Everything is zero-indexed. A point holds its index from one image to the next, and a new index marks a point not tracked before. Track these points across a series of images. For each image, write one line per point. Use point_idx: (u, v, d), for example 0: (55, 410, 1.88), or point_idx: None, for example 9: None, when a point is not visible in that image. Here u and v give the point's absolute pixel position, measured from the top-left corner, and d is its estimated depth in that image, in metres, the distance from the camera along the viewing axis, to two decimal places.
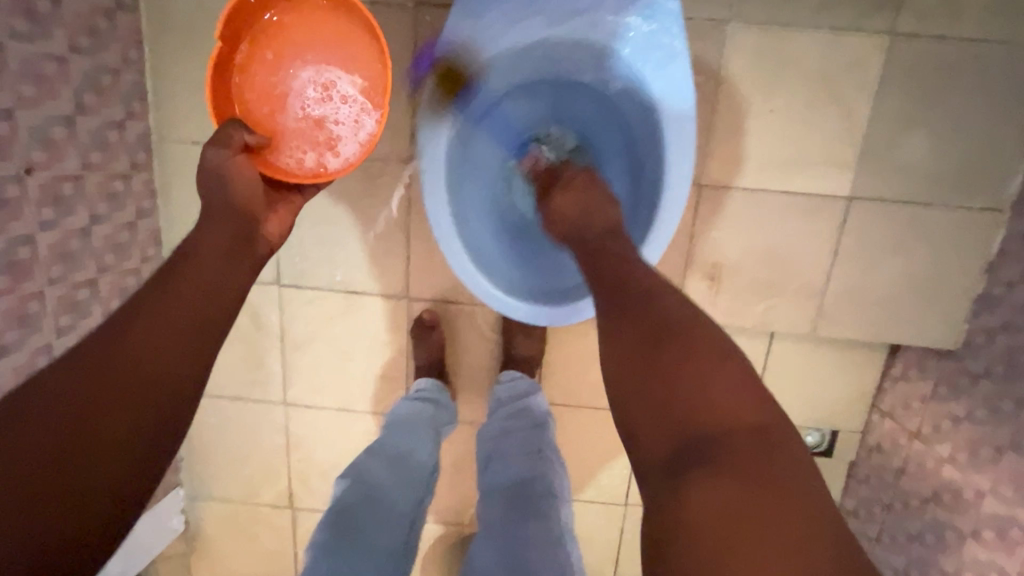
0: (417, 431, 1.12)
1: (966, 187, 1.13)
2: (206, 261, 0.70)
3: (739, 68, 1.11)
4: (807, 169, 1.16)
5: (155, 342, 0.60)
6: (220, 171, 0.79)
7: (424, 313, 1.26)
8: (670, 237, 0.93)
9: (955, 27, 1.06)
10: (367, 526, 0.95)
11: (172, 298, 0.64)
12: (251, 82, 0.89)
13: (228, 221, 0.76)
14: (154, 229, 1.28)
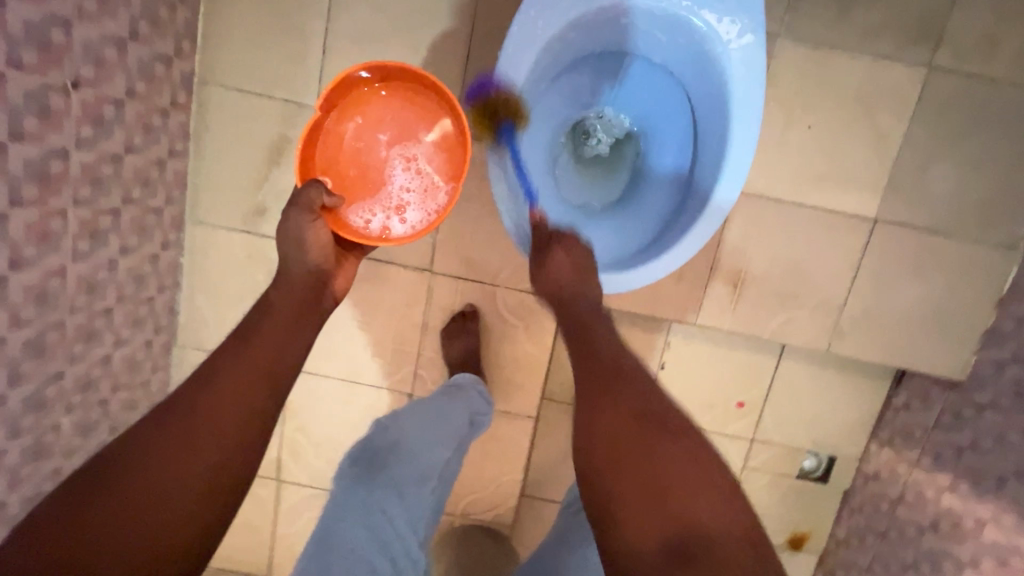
0: (451, 405, 1.07)
1: (993, 227, 1.09)
2: (273, 336, 0.66)
3: (784, 79, 1.06)
4: (838, 186, 1.09)
5: (195, 442, 0.56)
6: (297, 233, 0.78)
7: (465, 308, 1.20)
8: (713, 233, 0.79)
9: (989, 67, 1.03)
10: (389, 466, 0.97)
11: (221, 385, 0.60)
12: (334, 146, 0.87)
13: (300, 279, 0.76)
14: (182, 172, 1.15)
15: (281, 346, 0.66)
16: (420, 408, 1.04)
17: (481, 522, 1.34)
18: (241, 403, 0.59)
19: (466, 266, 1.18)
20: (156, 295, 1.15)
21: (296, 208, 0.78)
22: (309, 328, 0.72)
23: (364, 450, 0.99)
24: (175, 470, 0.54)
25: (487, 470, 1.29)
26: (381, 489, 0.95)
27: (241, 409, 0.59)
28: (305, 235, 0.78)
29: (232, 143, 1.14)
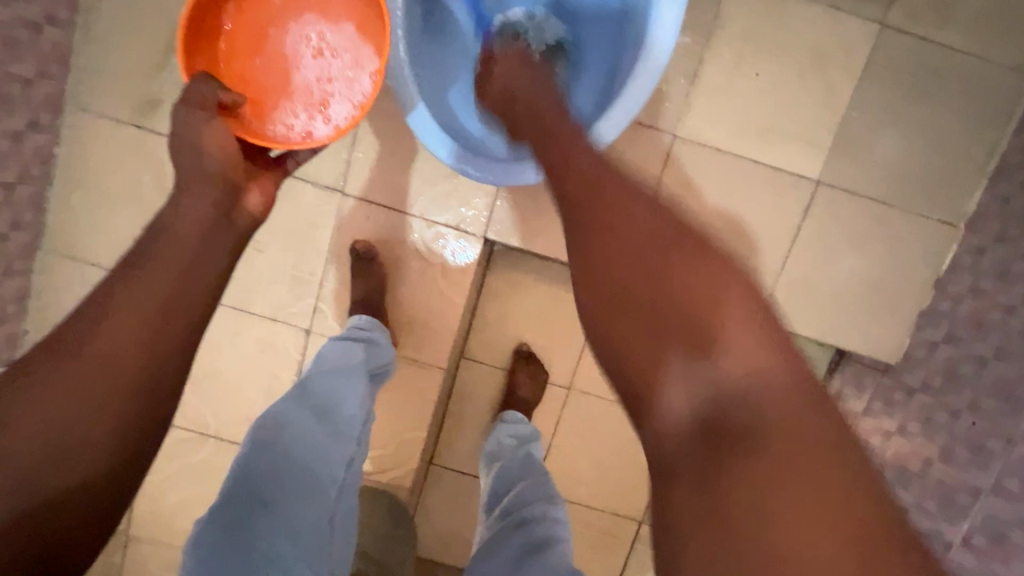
0: (352, 373, 0.92)
1: (935, 201, 1.04)
2: (179, 261, 0.52)
3: (734, 21, 1.00)
4: (782, 142, 1.03)
5: (91, 390, 0.45)
6: (191, 136, 0.62)
7: (358, 245, 1.08)
8: (619, 131, 0.72)
9: (942, 31, 0.99)
10: (274, 503, 0.75)
11: (121, 319, 0.47)
12: (242, 51, 0.75)
13: (201, 192, 0.59)
14: (64, 48, 1.00)
15: (191, 267, 0.53)
16: (308, 400, 0.85)
17: (376, 486, 1.18)
18: (146, 340, 0.48)
19: (383, 191, 1.07)
20: (17, 183, 0.99)
21: (186, 106, 0.64)
22: (223, 249, 0.57)
23: (240, 479, 0.75)
24: (67, 426, 0.44)
25: (388, 425, 1.16)
26: (267, 532, 0.73)
27: (145, 344, 0.48)
28: (200, 137, 0.62)
29: (128, 23, 1.01)
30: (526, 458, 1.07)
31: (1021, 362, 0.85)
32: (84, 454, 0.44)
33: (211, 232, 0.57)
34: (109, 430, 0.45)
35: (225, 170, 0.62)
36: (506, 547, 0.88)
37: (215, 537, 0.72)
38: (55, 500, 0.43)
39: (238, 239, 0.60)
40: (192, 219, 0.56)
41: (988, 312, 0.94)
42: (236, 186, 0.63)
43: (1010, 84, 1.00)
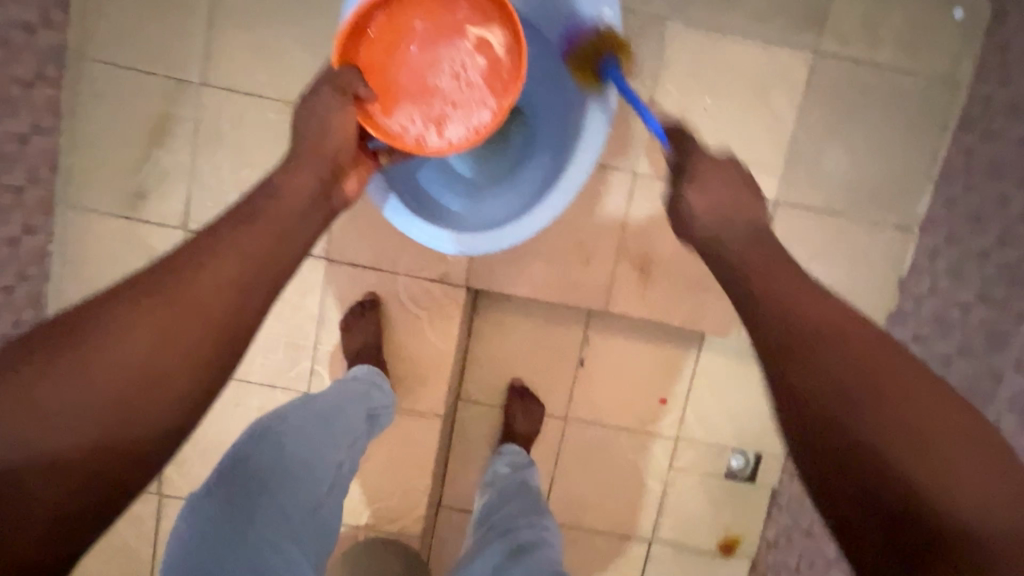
0: (351, 404, 0.98)
1: (888, 208, 1.10)
2: (275, 222, 0.56)
3: (680, 62, 1.06)
4: (738, 167, 1.09)
5: (184, 319, 0.47)
6: (322, 115, 0.68)
7: (364, 298, 1.14)
8: (572, 195, 0.77)
9: (872, 52, 1.06)
10: (269, 486, 0.78)
11: (221, 260, 0.50)
12: (382, 43, 0.74)
13: (313, 166, 0.65)
14: (51, 151, 1.05)
15: (286, 232, 0.57)
16: (311, 407, 0.90)
17: (386, 537, 1.21)
18: (239, 285, 0.50)
19: (366, 253, 1.13)
20: (16, 283, 1.04)
21: (326, 89, 0.69)
22: (308, 227, 0.60)
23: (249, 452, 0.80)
24: (156, 351, 0.45)
25: (393, 476, 1.19)
26: (261, 515, 0.76)
27: (237, 289, 0.50)
28: (329, 120, 0.68)
29: (109, 121, 1.07)
30: (521, 483, 1.11)
31: (981, 358, 0.90)
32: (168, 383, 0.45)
33: (308, 203, 0.62)
34: (193, 363, 0.46)
35: (338, 152, 0.68)
36: (493, 548, 0.92)
37: (221, 509, 0.75)
38: (135, 423, 0.44)
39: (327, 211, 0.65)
40: (299, 190, 0.61)
41: (948, 312, 0.99)
42: (342, 168, 0.69)
43: (943, 93, 1.07)
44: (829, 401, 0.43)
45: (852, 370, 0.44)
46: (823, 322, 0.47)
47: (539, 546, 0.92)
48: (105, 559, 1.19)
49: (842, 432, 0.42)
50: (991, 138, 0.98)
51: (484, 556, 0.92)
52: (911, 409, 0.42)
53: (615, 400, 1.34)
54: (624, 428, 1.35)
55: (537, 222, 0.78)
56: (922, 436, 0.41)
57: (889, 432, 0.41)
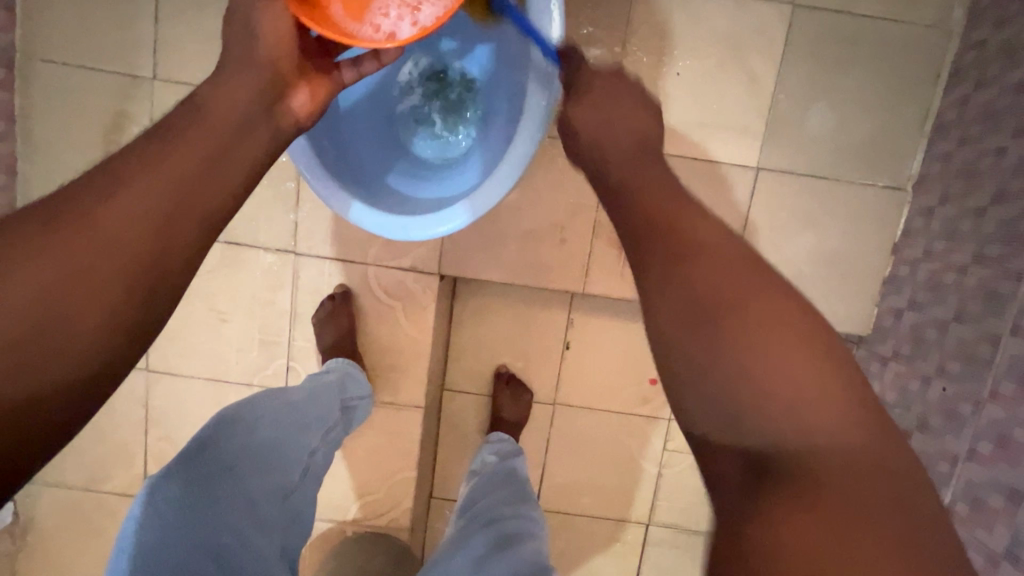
0: (326, 395, 0.97)
1: (878, 168, 1.04)
2: (210, 142, 0.48)
3: (648, 25, 1.00)
4: (716, 133, 1.03)
5: (96, 257, 0.40)
6: (246, 19, 0.58)
7: (336, 290, 1.11)
8: (519, 173, 0.73)
9: (854, 0, 0.99)
10: (235, 473, 0.75)
11: (137, 190, 0.42)
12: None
13: (249, 78, 0.55)
14: (7, 156, 1.03)
15: (218, 158, 0.48)
16: (283, 396, 0.90)
17: (374, 531, 1.19)
18: (160, 218, 0.43)
19: (335, 244, 1.09)
20: None
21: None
22: (256, 146, 0.53)
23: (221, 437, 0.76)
24: (60, 294, 0.38)
25: (378, 470, 1.17)
26: (225, 501, 0.73)
27: (158, 222, 0.43)
28: (256, 21, 0.58)
29: (64, 123, 1.04)
30: (509, 470, 1.09)
31: (978, 323, 0.85)
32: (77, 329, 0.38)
33: (250, 122, 0.53)
34: (108, 306, 0.40)
35: (277, 61, 0.58)
36: (477, 540, 0.89)
37: (173, 500, 0.69)
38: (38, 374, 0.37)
39: (274, 136, 0.56)
40: (231, 106, 0.52)
41: (944, 275, 0.94)
42: (286, 81, 0.59)
43: (933, 41, 1.00)
44: (713, 395, 0.39)
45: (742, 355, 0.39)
46: (728, 301, 0.41)
47: (529, 537, 0.90)
48: (98, 564, 1.20)
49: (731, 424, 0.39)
50: (985, 86, 0.91)
51: (466, 547, 0.88)
52: (798, 390, 0.38)
53: (604, 382, 1.30)
54: (615, 410, 1.32)
55: (485, 202, 0.75)
56: (793, 412, 0.37)
57: (770, 423, 0.38)
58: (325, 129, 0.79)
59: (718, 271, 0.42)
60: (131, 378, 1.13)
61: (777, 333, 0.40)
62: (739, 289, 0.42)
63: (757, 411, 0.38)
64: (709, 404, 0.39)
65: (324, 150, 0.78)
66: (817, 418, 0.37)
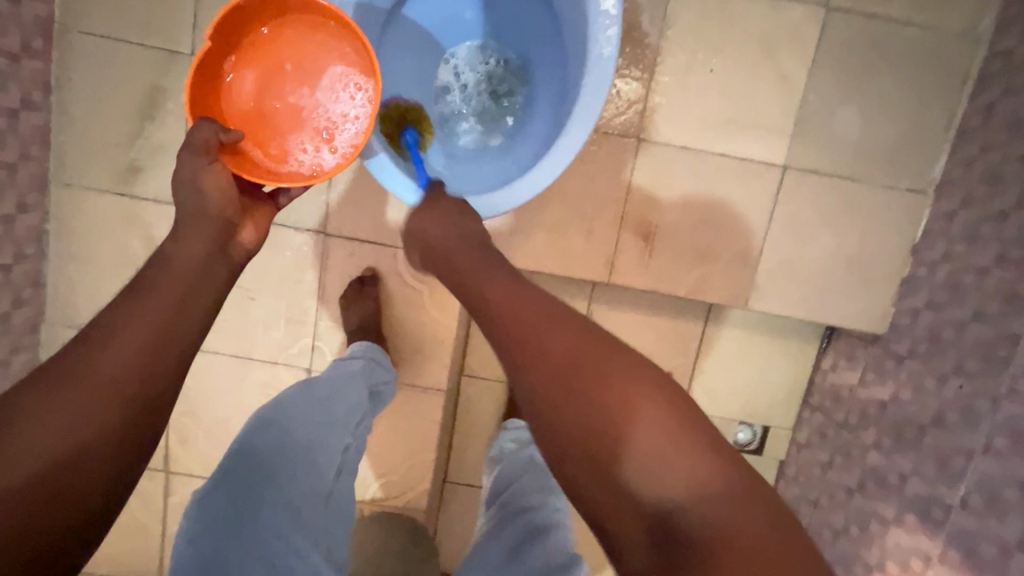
0: (350, 385, 0.98)
1: (902, 171, 1.06)
2: (179, 283, 0.55)
3: (682, 21, 1.02)
4: (745, 131, 1.05)
5: (92, 406, 0.45)
6: (191, 182, 0.65)
7: (363, 272, 1.12)
8: (573, 156, 0.73)
9: (886, 5, 1.01)
10: (275, 478, 0.77)
11: (122, 340, 0.48)
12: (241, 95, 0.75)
13: (203, 225, 0.63)
14: (42, 126, 1.03)
15: (187, 300, 0.55)
16: (311, 390, 0.92)
17: (390, 511, 1.21)
18: (144, 362, 0.49)
19: (364, 226, 1.11)
20: (14, 263, 1.03)
21: (187, 151, 0.66)
22: (219, 277, 0.61)
23: (236, 463, 0.78)
24: (68, 441, 0.43)
25: (398, 451, 1.19)
26: (267, 509, 0.75)
27: (141, 367, 0.48)
28: (200, 182, 0.65)
29: (100, 96, 1.05)
30: (528, 458, 1.10)
31: (997, 322, 0.88)
32: (82, 468, 0.44)
33: (208, 259, 0.61)
34: (105, 445, 0.45)
35: (224, 207, 0.66)
36: (508, 532, 0.92)
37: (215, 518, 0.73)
38: (49, 510, 0.42)
39: (231, 270, 0.64)
40: (192, 248, 0.59)
41: (963, 276, 0.96)
42: (233, 222, 0.67)
43: (961, 48, 1.02)
44: (576, 447, 0.43)
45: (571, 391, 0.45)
46: (578, 367, 0.46)
47: (558, 528, 0.90)
48: (115, 536, 1.21)
49: (584, 461, 0.42)
50: (1012, 94, 0.94)
51: (498, 542, 0.91)
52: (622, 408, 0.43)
53: None
54: None
55: (534, 186, 0.75)
56: (628, 438, 0.42)
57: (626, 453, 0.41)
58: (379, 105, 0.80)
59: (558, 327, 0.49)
60: None
61: (624, 395, 0.44)
62: (588, 357, 0.46)
63: (616, 465, 0.41)
64: (572, 466, 0.43)
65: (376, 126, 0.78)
66: (662, 457, 0.41)
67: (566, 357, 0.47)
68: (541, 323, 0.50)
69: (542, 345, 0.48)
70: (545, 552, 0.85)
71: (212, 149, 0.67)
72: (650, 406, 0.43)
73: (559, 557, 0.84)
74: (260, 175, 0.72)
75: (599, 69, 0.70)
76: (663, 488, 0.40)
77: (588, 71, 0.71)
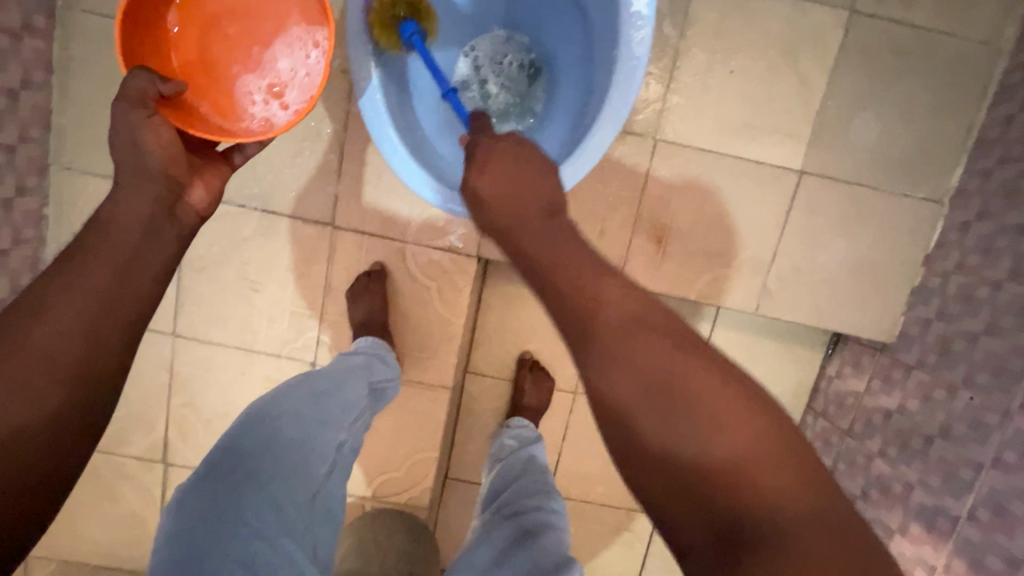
0: (348, 381, 0.96)
1: (918, 180, 1.05)
2: (120, 251, 0.55)
3: (704, 21, 1.01)
4: (762, 134, 1.04)
5: (44, 374, 0.47)
6: (131, 135, 0.64)
7: (366, 267, 1.10)
8: (598, 157, 0.72)
9: (910, 11, 1.00)
10: (259, 476, 0.76)
11: (59, 315, 0.49)
12: (189, 50, 0.75)
13: (144, 188, 0.62)
14: (43, 108, 1.00)
15: (127, 269, 0.55)
16: (307, 387, 0.91)
17: (392, 508, 1.20)
18: (87, 329, 0.50)
19: (373, 220, 1.08)
20: (12, 248, 1.00)
21: (122, 103, 0.64)
22: (165, 240, 0.61)
23: (219, 463, 0.77)
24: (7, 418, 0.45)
25: (401, 448, 1.18)
26: (249, 512, 0.73)
27: (82, 340, 0.49)
28: (139, 136, 0.64)
29: (104, 78, 1.02)
30: (529, 459, 1.09)
31: (1011, 336, 0.88)
32: (20, 443, 0.45)
33: (151, 221, 0.61)
34: (47, 419, 0.46)
35: (168, 170, 0.65)
36: (501, 532, 0.90)
37: (190, 520, 0.72)
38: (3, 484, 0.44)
39: (181, 234, 0.64)
40: (131, 213, 0.59)
41: (976, 288, 0.96)
42: (179, 181, 0.66)
43: (983, 58, 1.01)
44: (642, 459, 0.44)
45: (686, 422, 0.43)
46: (644, 360, 0.46)
47: (550, 533, 0.89)
48: (111, 527, 1.19)
49: (717, 531, 0.40)
50: None
51: (493, 541, 0.89)
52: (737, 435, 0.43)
53: None
54: None
55: None
56: (706, 447, 0.42)
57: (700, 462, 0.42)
58: (402, 103, 0.78)
59: (678, 372, 0.45)
60: (156, 343, 1.11)
61: (695, 389, 0.44)
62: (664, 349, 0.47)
63: (689, 468, 0.42)
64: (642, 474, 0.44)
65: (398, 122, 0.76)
66: (745, 464, 0.41)
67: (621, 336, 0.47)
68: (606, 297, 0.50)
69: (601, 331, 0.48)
70: (536, 556, 0.84)
71: (150, 102, 0.66)
72: (727, 411, 0.43)
73: (549, 563, 0.83)
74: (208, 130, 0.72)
75: (628, 68, 0.69)
76: (778, 521, 0.39)
77: (616, 72, 0.69)
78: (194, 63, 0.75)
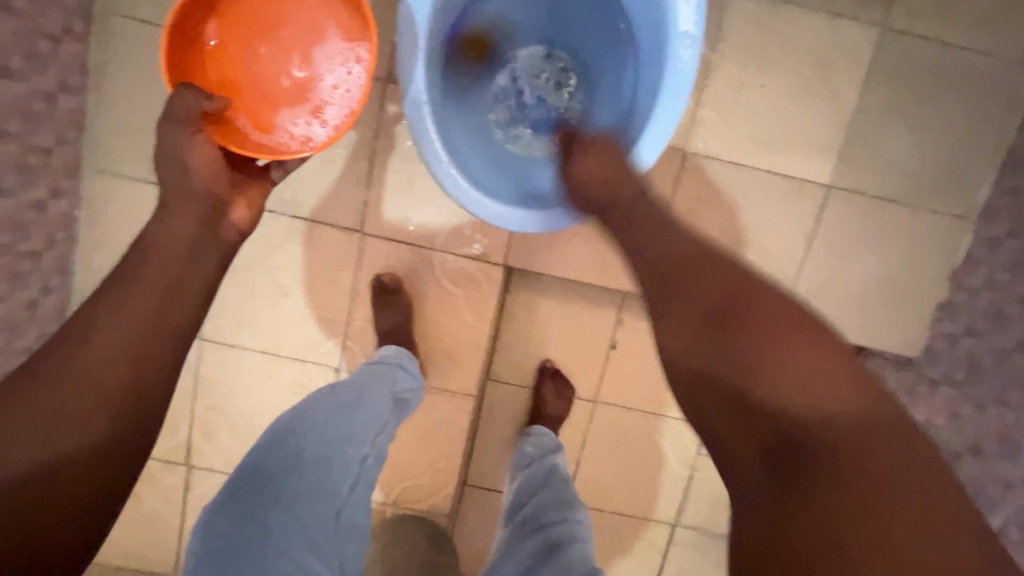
0: (374, 390, 0.96)
1: (947, 196, 1.05)
2: (162, 274, 0.56)
3: (737, 34, 1.01)
4: (791, 147, 1.04)
5: (92, 394, 0.48)
6: (177, 156, 0.65)
7: (386, 275, 1.10)
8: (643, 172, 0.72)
9: (942, 29, 1.00)
10: (281, 496, 0.78)
11: (110, 337, 0.51)
12: (229, 63, 0.76)
13: (188, 209, 0.63)
14: (77, 111, 1.01)
15: (173, 291, 0.56)
16: (333, 397, 0.90)
17: (414, 514, 1.20)
18: (134, 353, 0.51)
19: (401, 228, 1.09)
20: (44, 249, 1.00)
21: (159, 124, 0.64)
22: (207, 260, 0.62)
23: (247, 479, 0.79)
24: (52, 441, 0.46)
25: (424, 454, 1.18)
26: (273, 527, 0.77)
27: (131, 362, 0.51)
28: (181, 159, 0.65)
29: (138, 82, 1.02)
30: (550, 469, 1.09)
31: None
32: (67, 469, 0.46)
33: (194, 240, 0.62)
34: (94, 440, 0.48)
35: (212, 187, 0.66)
36: (522, 548, 0.91)
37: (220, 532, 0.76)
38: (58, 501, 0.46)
39: (222, 252, 0.65)
40: (176, 235, 0.60)
41: (1007, 305, 0.97)
42: (223, 202, 0.68)
43: (1014, 76, 1.02)
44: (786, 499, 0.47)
45: (810, 411, 0.49)
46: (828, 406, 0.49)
47: (570, 550, 0.89)
48: (133, 528, 1.19)
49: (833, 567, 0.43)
50: None
51: (515, 557, 0.91)
52: (877, 480, 0.46)
53: (642, 386, 1.32)
54: (652, 412, 1.33)
55: None
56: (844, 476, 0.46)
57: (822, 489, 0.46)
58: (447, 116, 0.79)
59: (840, 405, 0.49)
60: None
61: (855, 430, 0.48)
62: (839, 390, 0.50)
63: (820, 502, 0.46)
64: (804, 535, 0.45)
65: (443, 133, 0.77)
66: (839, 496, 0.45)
67: (782, 357, 0.51)
68: (772, 315, 0.54)
69: (786, 368, 0.51)
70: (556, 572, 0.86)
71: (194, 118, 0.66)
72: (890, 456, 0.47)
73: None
74: (252, 147, 0.73)
75: (674, 87, 0.70)
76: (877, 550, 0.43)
77: (662, 91, 0.70)
78: (233, 79, 0.76)
